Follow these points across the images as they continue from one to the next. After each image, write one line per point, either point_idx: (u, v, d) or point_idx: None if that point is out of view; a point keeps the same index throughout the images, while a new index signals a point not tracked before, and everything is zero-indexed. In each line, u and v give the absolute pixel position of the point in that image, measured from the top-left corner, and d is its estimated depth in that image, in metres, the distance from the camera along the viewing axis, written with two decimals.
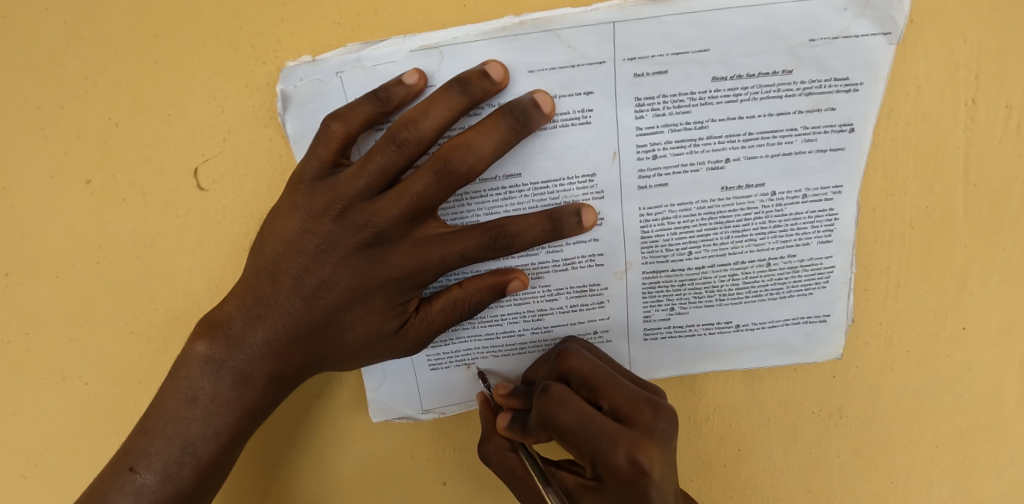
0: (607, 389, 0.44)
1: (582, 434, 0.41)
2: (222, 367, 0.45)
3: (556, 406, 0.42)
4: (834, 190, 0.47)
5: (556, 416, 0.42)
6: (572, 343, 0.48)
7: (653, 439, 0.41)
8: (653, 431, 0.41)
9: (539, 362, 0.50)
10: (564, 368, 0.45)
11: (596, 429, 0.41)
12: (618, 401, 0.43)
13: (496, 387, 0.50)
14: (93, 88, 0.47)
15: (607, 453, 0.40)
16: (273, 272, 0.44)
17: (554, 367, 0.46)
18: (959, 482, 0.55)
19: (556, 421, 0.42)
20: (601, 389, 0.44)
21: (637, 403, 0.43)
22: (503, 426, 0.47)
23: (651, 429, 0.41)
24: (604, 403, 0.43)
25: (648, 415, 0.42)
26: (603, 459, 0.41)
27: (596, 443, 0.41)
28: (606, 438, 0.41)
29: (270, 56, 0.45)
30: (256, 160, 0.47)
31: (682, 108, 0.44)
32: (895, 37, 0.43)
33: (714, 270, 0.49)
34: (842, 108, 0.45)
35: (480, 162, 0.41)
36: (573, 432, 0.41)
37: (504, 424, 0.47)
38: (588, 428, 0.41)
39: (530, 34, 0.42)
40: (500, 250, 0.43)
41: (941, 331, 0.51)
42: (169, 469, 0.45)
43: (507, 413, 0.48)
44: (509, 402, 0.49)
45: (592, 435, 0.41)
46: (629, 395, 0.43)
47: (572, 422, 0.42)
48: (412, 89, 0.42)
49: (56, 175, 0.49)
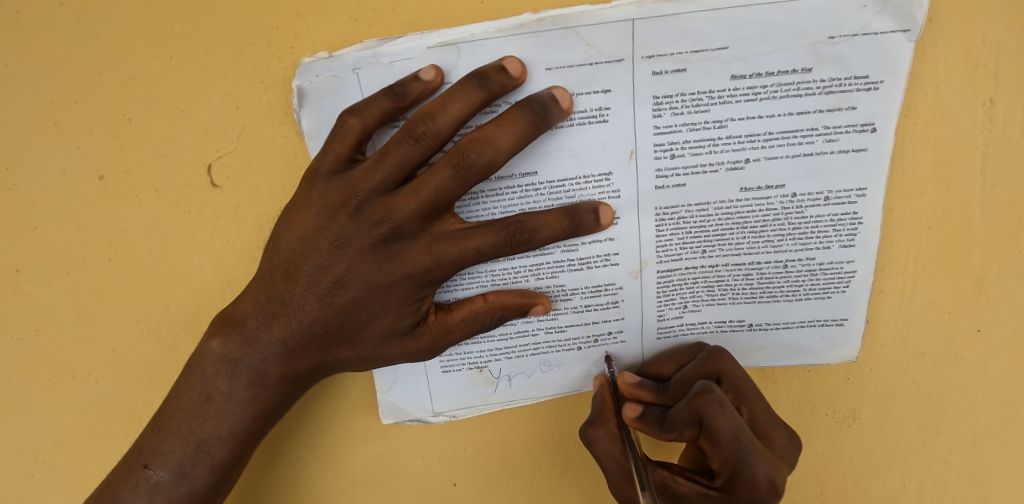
0: (752, 400, 0.47)
1: (734, 443, 0.43)
2: (237, 366, 0.45)
3: (717, 410, 0.43)
4: (857, 192, 0.46)
5: (715, 419, 0.43)
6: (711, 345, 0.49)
7: (784, 461, 0.47)
8: (783, 453, 0.47)
9: (667, 359, 0.50)
10: (714, 367, 0.48)
11: (750, 439, 0.43)
12: (758, 415, 0.47)
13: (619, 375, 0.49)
14: (107, 84, 0.47)
15: (751, 466, 0.43)
16: (289, 269, 0.44)
17: (701, 365, 0.48)
18: (973, 485, 0.54)
19: (714, 423, 0.43)
20: (745, 395, 0.47)
21: (773, 423, 0.47)
22: (632, 416, 0.47)
23: (779, 448, 0.47)
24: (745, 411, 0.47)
25: (783, 438, 0.47)
26: (746, 471, 0.43)
27: (745, 455, 0.43)
28: (754, 452, 0.43)
29: (286, 52, 0.45)
30: (271, 157, 0.47)
31: (700, 107, 0.44)
32: (913, 33, 0.42)
33: (728, 269, 0.48)
34: (864, 107, 0.44)
35: (499, 156, 0.41)
36: (729, 440, 0.43)
37: (633, 415, 0.47)
38: (741, 439, 0.43)
39: (548, 31, 0.42)
40: (517, 247, 0.43)
41: (956, 333, 0.51)
42: (184, 467, 0.45)
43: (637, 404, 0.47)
44: (636, 392, 0.48)
45: (744, 446, 0.43)
46: (768, 411, 0.47)
47: (730, 430, 0.43)
48: (429, 85, 0.42)
49: (67, 171, 0.49)
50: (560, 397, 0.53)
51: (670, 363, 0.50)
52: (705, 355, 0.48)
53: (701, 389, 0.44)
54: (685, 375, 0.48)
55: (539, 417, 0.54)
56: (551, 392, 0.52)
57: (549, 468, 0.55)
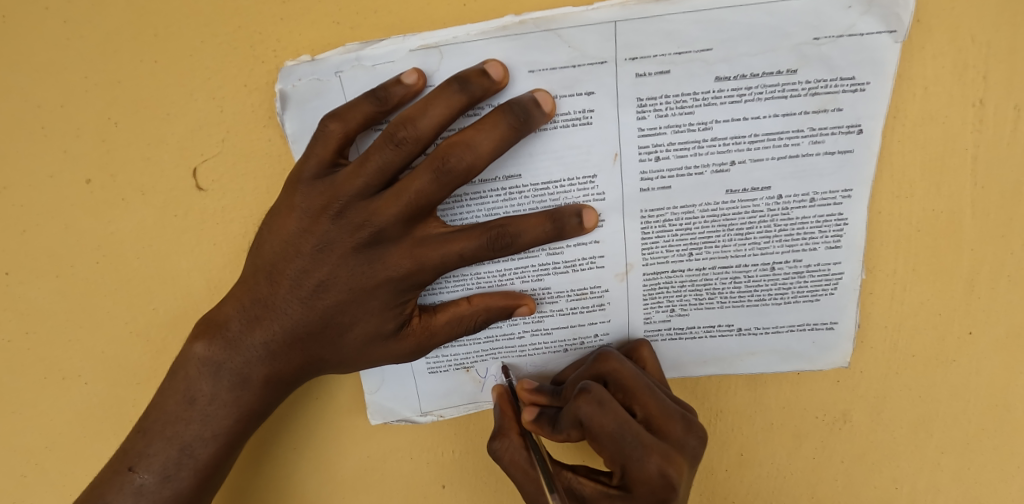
0: (643, 397, 0.45)
1: (618, 440, 0.42)
2: (221, 369, 0.45)
3: (593, 408, 0.43)
4: (844, 194, 0.46)
5: (593, 417, 0.43)
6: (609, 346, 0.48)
7: (682, 452, 0.43)
8: (681, 445, 0.44)
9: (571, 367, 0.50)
10: (602, 368, 0.46)
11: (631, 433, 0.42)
12: (652, 410, 0.44)
13: (519, 382, 0.49)
14: (93, 87, 0.47)
15: (640, 461, 0.42)
16: (272, 272, 0.44)
17: (590, 367, 0.47)
18: (967, 488, 0.54)
19: (593, 422, 0.43)
20: (635, 393, 0.45)
21: (670, 416, 0.44)
22: (529, 419, 0.46)
23: (674, 440, 0.44)
24: (638, 410, 0.45)
25: (680, 430, 0.44)
26: (635, 467, 0.42)
27: (630, 451, 0.42)
28: (640, 446, 0.42)
29: (270, 55, 0.45)
30: (256, 160, 0.47)
31: (685, 108, 0.44)
32: (900, 34, 0.42)
33: (715, 272, 0.48)
34: (850, 108, 0.44)
35: (479, 160, 0.41)
36: (609, 436, 0.43)
37: (529, 417, 0.46)
38: (625, 434, 0.42)
39: (531, 34, 0.42)
40: (500, 251, 0.43)
41: (947, 335, 0.51)
42: (168, 471, 0.45)
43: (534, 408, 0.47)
44: (534, 397, 0.48)
45: (629, 442, 0.42)
46: (664, 404, 0.45)
47: (610, 426, 0.43)
48: (411, 88, 0.42)
49: (55, 174, 0.49)
50: None
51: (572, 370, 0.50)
52: (593, 357, 0.47)
53: (581, 388, 0.44)
54: (576, 378, 0.47)
55: None
56: None
57: None
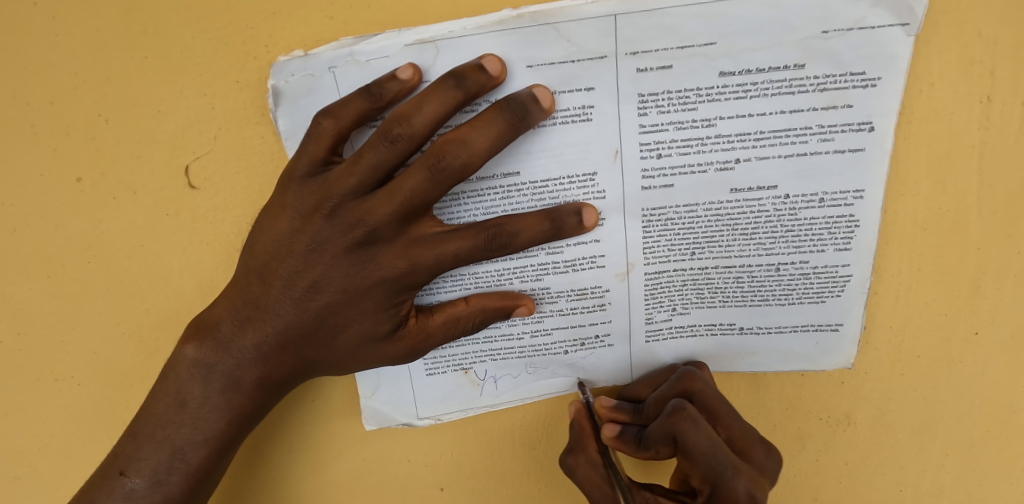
0: (726, 419, 0.46)
1: (711, 458, 0.43)
2: (212, 371, 0.44)
3: (690, 426, 0.43)
4: (853, 193, 0.45)
5: (688, 434, 0.43)
6: (686, 364, 0.49)
7: (764, 475, 0.45)
8: (762, 467, 0.45)
9: (645, 383, 0.50)
10: (688, 387, 0.47)
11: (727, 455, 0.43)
12: (735, 433, 0.45)
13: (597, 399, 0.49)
14: (82, 84, 0.46)
15: (731, 482, 0.42)
16: (264, 273, 0.43)
17: (674, 385, 0.47)
18: (970, 490, 0.53)
19: (688, 438, 0.43)
20: (721, 414, 0.46)
21: (750, 438, 0.46)
22: (610, 435, 0.47)
23: (760, 462, 0.45)
24: (722, 430, 0.46)
25: (761, 453, 0.45)
26: (725, 487, 0.42)
27: (721, 470, 0.43)
28: (732, 468, 0.43)
29: (262, 51, 0.44)
30: (248, 158, 0.46)
31: (688, 105, 0.43)
32: (913, 27, 0.41)
33: (718, 272, 0.47)
34: (860, 105, 0.43)
35: (475, 157, 0.40)
36: (703, 454, 0.43)
37: (610, 434, 0.47)
38: (717, 453, 0.43)
39: (529, 28, 0.41)
40: (497, 250, 0.42)
41: (953, 336, 0.50)
42: (159, 475, 0.44)
43: (614, 424, 0.48)
44: (613, 415, 0.48)
45: (720, 462, 0.43)
46: (745, 427, 0.46)
47: (703, 445, 0.43)
48: (406, 84, 0.41)
49: (44, 173, 0.48)
50: (547, 401, 0.52)
51: (648, 387, 0.49)
52: (676, 375, 0.47)
53: (673, 407, 0.44)
54: (660, 394, 0.47)
55: (525, 422, 0.53)
56: (536, 397, 0.51)
57: (537, 473, 0.54)
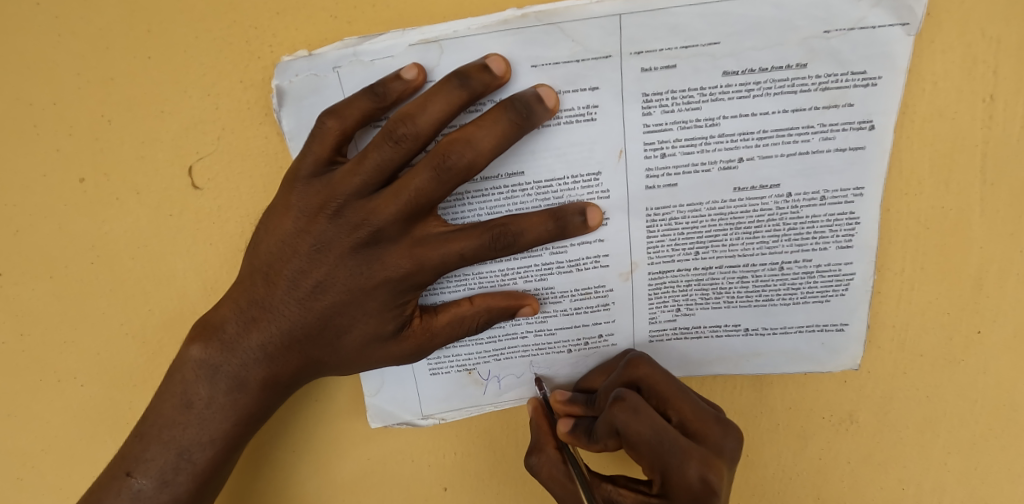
0: (678, 402, 0.44)
1: (655, 447, 0.42)
2: (217, 372, 0.44)
3: (629, 416, 0.43)
4: (854, 191, 0.45)
5: (628, 426, 0.42)
6: (636, 350, 0.48)
7: (722, 456, 0.43)
8: (720, 448, 0.43)
9: (597, 372, 0.49)
10: (633, 374, 0.46)
11: (676, 442, 0.42)
12: (688, 415, 0.44)
13: (552, 393, 0.49)
14: (85, 84, 0.46)
15: (680, 468, 0.41)
16: (268, 273, 0.43)
17: (621, 374, 0.46)
18: (973, 489, 0.53)
19: (628, 431, 0.42)
20: (671, 397, 0.45)
21: (705, 419, 0.44)
22: (563, 431, 0.46)
23: (717, 442, 0.43)
24: (673, 415, 0.44)
25: (717, 432, 0.43)
26: (676, 474, 0.41)
27: (669, 458, 0.42)
28: (680, 453, 0.41)
29: (266, 51, 0.44)
30: (252, 158, 0.46)
31: (691, 104, 0.43)
32: (913, 27, 0.41)
33: (722, 271, 0.47)
34: (861, 104, 0.43)
35: (480, 157, 0.40)
36: (647, 443, 0.42)
37: (564, 429, 0.46)
38: (662, 440, 0.42)
39: (533, 28, 0.41)
40: (502, 250, 0.42)
41: (955, 335, 0.50)
42: (166, 475, 0.44)
43: (568, 418, 0.47)
44: (568, 408, 0.48)
45: (666, 448, 0.42)
46: (699, 408, 0.44)
47: (646, 434, 0.42)
48: (410, 84, 0.41)
49: (48, 174, 0.48)
50: None
51: (601, 376, 0.49)
52: (623, 363, 0.47)
53: (613, 397, 0.44)
54: (607, 385, 0.46)
55: (529, 422, 0.53)
56: None
57: None
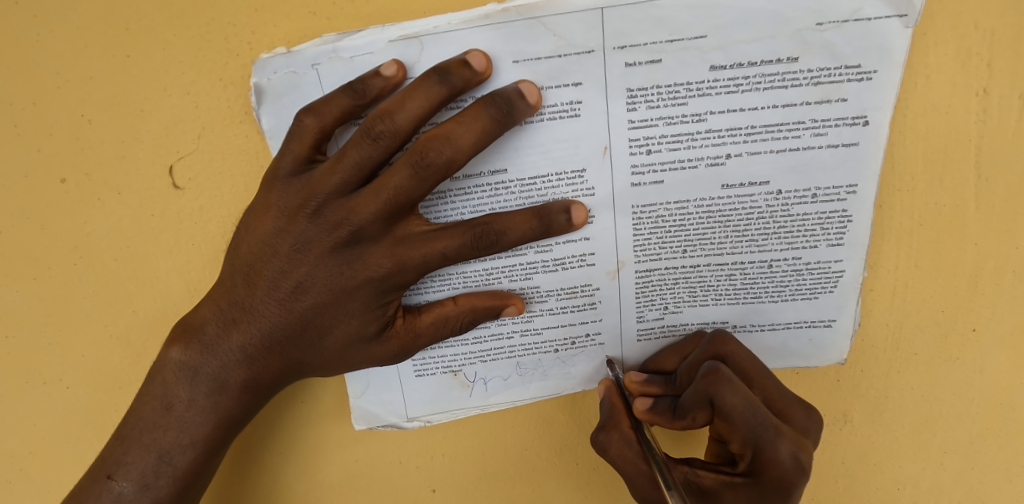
0: (761, 381, 0.45)
1: (749, 419, 0.41)
2: (198, 374, 0.43)
3: (727, 387, 0.42)
4: (848, 189, 0.44)
5: (724, 397, 0.41)
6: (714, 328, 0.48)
7: (806, 437, 0.44)
8: (805, 429, 0.44)
9: (668, 353, 0.48)
10: (719, 349, 0.46)
11: (767, 416, 0.41)
12: (773, 394, 0.44)
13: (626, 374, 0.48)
14: (64, 84, 0.45)
15: (773, 443, 0.41)
16: (249, 273, 0.42)
17: (707, 348, 0.46)
18: (970, 489, 0.52)
19: (724, 401, 0.41)
20: (756, 375, 0.45)
21: (790, 401, 0.44)
22: (643, 409, 0.45)
23: (800, 424, 0.44)
24: (759, 392, 0.44)
25: (802, 414, 0.44)
26: (768, 449, 0.41)
27: (762, 431, 0.41)
28: (772, 428, 0.41)
29: (244, 48, 0.43)
30: (233, 157, 0.46)
31: (677, 99, 0.42)
32: (910, 19, 0.40)
33: (710, 269, 0.46)
34: (855, 99, 0.42)
35: (460, 154, 0.39)
36: (741, 415, 0.41)
37: (643, 407, 0.45)
38: (756, 413, 0.41)
39: (514, 22, 0.40)
40: (484, 249, 0.41)
41: (951, 333, 0.49)
42: (146, 478, 0.43)
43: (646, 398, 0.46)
44: (646, 389, 0.47)
45: (760, 422, 0.41)
46: (782, 389, 0.44)
47: (741, 406, 0.41)
48: (390, 80, 0.40)
49: (29, 174, 0.47)
50: (539, 402, 0.51)
51: (672, 356, 0.48)
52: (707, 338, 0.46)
53: (706, 368, 0.43)
54: (692, 361, 0.46)
55: (518, 423, 0.52)
56: (527, 397, 0.51)
57: (531, 473, 0.53)
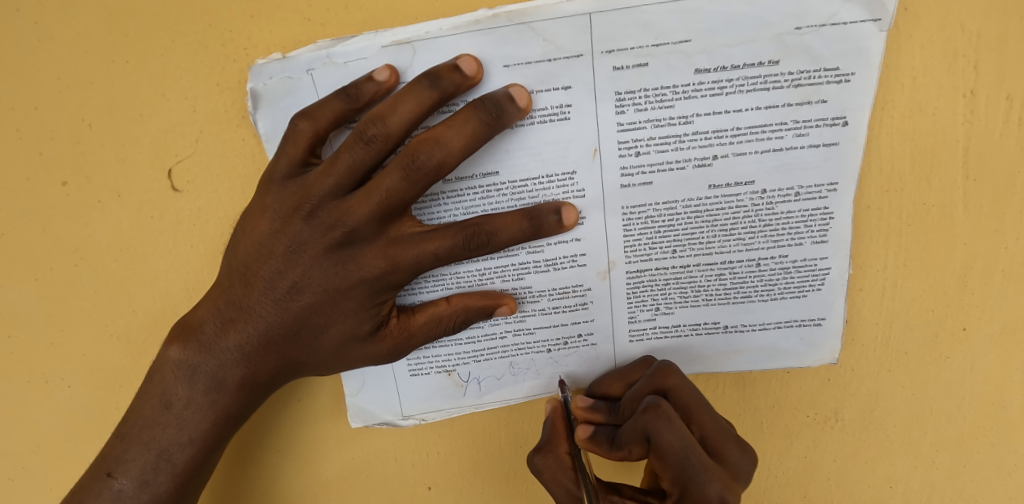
0: (702, 418, 0.45)
1: (682, 459, 0.42)
2: (196, 373, 0.44)
3: (663, 425, 0.43)
4: (829, 187, 0.45)
5: (660, 434, 0.42)
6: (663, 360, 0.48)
7: (737, 478, 0.43)
8: (737, 471, 0.44)
9: (614, 379, 0.49)
10: (662, 383, 0.46)
11: (703, 458, 0.42)
12: (710, 431, 0.44)
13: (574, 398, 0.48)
14: (65, 89, 0.46)
15: (702, 484, 0.41)
16: (246, 274, 0.43)
17: (650, 381, 0.46)
18: (962, 486, 0.53)
19: (660, 439, 0.42)
20: (698, 412, 0.45)
21: (727, 438, 0.44)
22: (583, 437, 0.46)
23: (735, 464, 0.44)
24: (696, 429, 0.44)
25: (737, 453, 0.44)
26: (697, 490, 0.41)
27: (692, 472, 0.42)
28: (703, 470, 0.42)
29: (241, 54, 0.44)
30: (230, 160, 0.46)
31: (664, 102, 0.43)
32: (884, 22, 0.41)
33: (700, 269, 0.47)
34: (834, 100, 0.43)
35: (450, 157, 0.40)
36: (674, 454, 0.42)
37: (584, 436, 0.46)
38: (689, 454, 0.42)
39: (504, 27, 0.41)
40: (475, 250, 0.42)
41: (940, 332, 0.50)
42: (146, 475, 0.44)
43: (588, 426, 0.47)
44: (590, 416, 0.47)
45: (691, 462, 0.42)
46: (723, 429, 0.44)
47: (675, 445, 0.42)
48: (382, 85, 0.41)
49: (31, 177, 0.48)
50: (533, 400, 0.52)
51: (619, 383, 0.48)
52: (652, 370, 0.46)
53: (647, 404, 0.44)
54: (635, 393, 0.46)
55: (512, 421, 0.53)
56: (521, 396, 0.51)
57: (525, 471, 0.54)
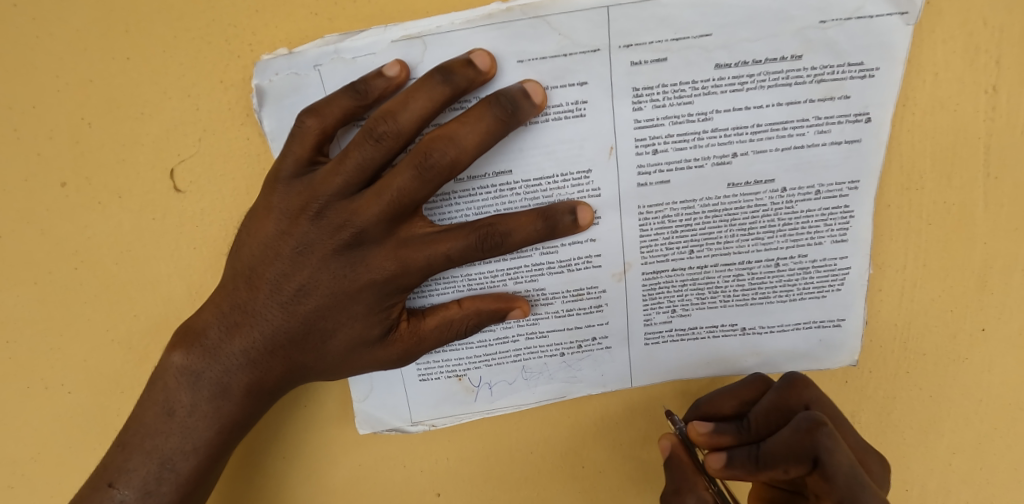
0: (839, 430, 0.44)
1: (852, 484, 0.37)
2: (200, 379, 0.43)
3: (829, 444, 0.39)
4: (850, 185, 0.44)
5: (829, 456, 0.38)
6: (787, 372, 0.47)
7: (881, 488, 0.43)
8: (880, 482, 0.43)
9: (727, 396, 0.47)
10: (797, 398, 0.44)
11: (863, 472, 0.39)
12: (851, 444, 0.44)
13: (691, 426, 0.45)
14: (64, 87, 0.45)
15: None
16: (251, 276, 0.42)
17: (782, 394, 0.44)
18: (979, 489, 0.52)
19: (831, 457, 0.38)
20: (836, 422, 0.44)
21: (866, 449, 0.44)
22: (719, 466, 0.43)
23: (877, 477, 0.43)
24: None
25: (877, 465, 0.43)
26: None
27: (868, 499, 0.37)
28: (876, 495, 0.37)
29: (245, 50, 0.43)
30: (234, 159, 0.45)
31: (683, 98, 0.41)
32: (911, 16, 0.40)
33: (717, 270, 0.46)
34: (858, 96, 0.42)
35: (463, 155, 0.39)
36: (844, 477, 0.38)
37: (719, 464, 0.43)
38: (859, 477, 0.38)
39: (518, 22, 0.40)
40: (489, 251, 0.41)
41: (960, 333, 0.48)
42: (148, 486, 0.43)
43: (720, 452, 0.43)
44: (716, 440, 0.45)
45: (863, 487, 0.37)
46: (857, 437, 0.44)
47: (844, 466, 0.38)
48: (392, 81, 0.40)
49: (29, 179, 0.47)
50: (545, 405, 0.51)
51: (729, 399, 0.47)
52: (783, 383, 0.45)
53: (807, 423, 0.40)
54: (764, 407, 0.45)
55: (523, 426, 0.51)
56: (533, 401, 0.50)
57: (536, 477, 0.53)
